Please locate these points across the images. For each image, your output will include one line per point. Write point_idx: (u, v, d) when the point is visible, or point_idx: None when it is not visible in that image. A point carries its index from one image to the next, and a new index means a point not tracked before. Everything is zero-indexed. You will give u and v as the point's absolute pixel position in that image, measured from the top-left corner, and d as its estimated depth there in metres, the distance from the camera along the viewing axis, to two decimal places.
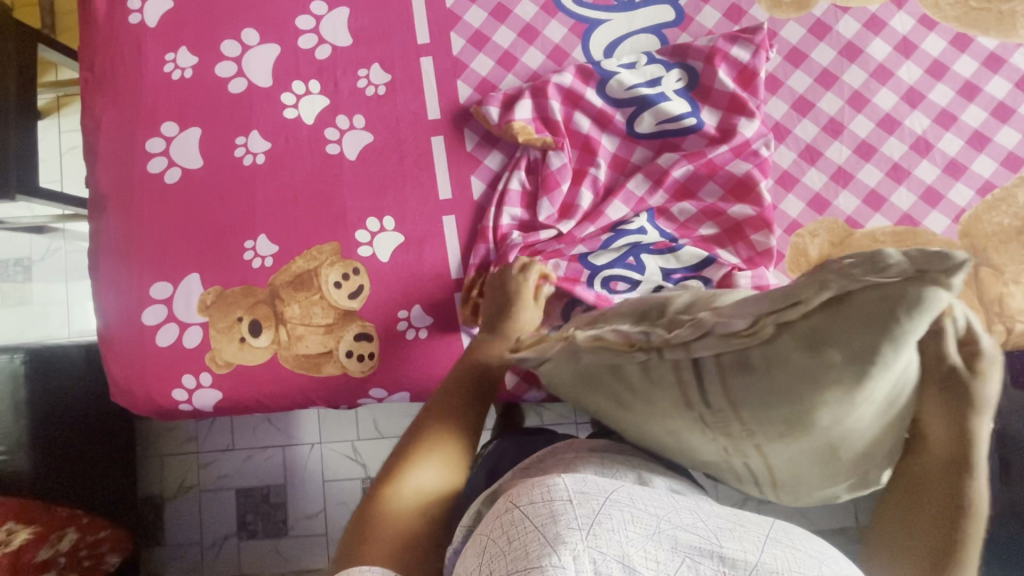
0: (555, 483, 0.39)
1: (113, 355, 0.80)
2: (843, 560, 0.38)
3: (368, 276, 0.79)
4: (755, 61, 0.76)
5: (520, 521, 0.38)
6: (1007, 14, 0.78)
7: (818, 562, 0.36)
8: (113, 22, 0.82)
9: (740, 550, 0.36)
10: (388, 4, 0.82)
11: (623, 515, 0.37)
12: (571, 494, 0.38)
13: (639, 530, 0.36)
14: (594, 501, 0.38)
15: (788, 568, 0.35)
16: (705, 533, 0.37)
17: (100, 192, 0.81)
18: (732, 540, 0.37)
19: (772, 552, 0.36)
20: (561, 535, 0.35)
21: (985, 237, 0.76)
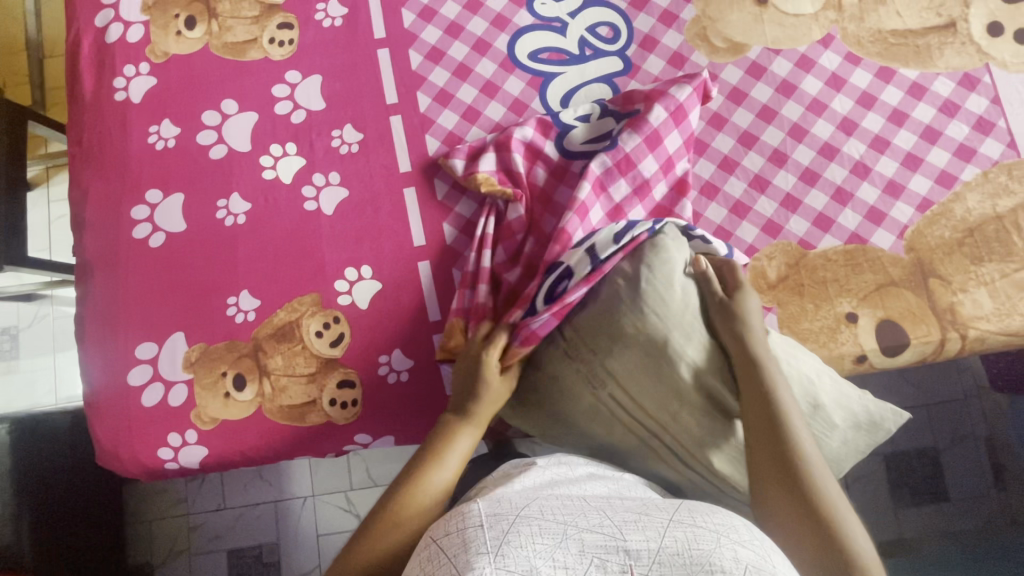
0: (467, 511, 0.46)
1: (100, 419, 0.81)
2: (742, 525, 0.46)
3: (348, 323, 0.82)
4: (688, 100, 0.81)
5: (436, 555, 0.44)
6: (924, 47, 0.85)
7: (716, 534, 0.44)
8: (100, 100, 0.87)
9: (641, 541, 0.43)
10: (357, 69, 0.88)
11: (532, 530, 0.44)
12: (483, 518, 0.45)
13: (544, 539, 0.43)
14: (504, 521, 0.44)
15: (686, 546, 0.43)
16: (610, 533, 0.44)
17: (86, 260, 0.84)
18: (636, 532, 0.44)
19: (673, 535, 0.44)
20: (471, 563, 0.41)
21: (930, 250, 0.81)
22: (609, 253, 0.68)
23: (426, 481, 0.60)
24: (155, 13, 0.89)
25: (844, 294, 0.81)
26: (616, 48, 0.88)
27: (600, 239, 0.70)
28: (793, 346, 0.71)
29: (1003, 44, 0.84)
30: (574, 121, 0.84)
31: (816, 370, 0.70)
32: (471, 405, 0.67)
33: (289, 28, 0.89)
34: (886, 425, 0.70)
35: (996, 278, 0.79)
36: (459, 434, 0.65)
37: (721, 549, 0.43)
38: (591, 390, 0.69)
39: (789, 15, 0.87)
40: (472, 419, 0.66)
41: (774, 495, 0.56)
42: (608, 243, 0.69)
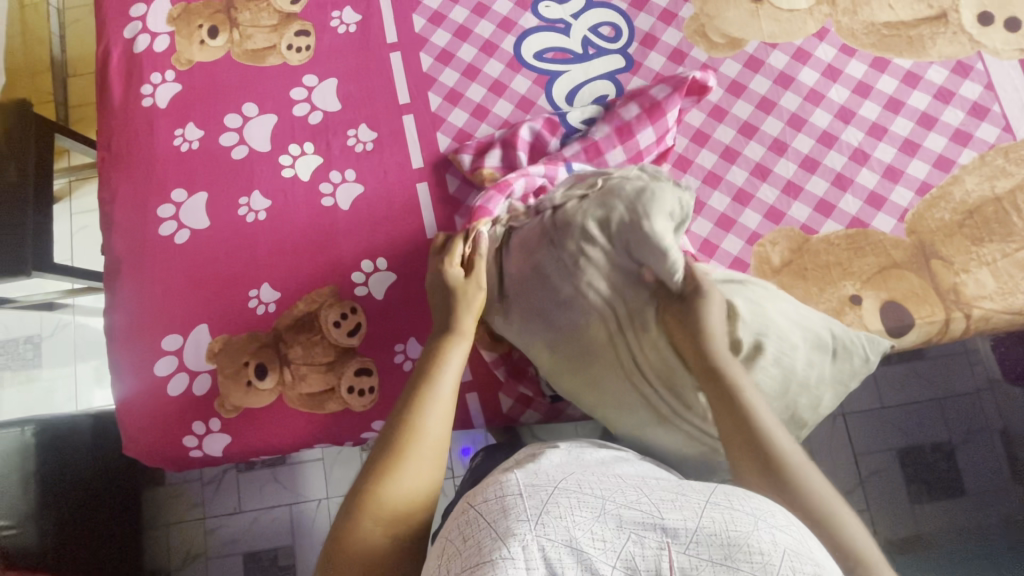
0: (507, 482, 0.48)
1: (126, 409, 0.84)
2: (778, 510, 0.46)
3: (364, 313, 0.85)
4: (668, 99, 0.84)
5: (475, 519, 0.46)
6: (916, 38, 0.88)
7: (753, 517, 0.44)
8: (128, 107, 0.92)
9: (679, 519, 0.44)
10: (371, 72, 0.92)
11: (570, 503, 0.45)
12: (522, 489, 0.47)
13: (583, 512, 0.45)
14: (542, 493, 0.46)
15: (722, 527, 0.43)
16: (648, 511, 0.45)
17: (114, 258, 0.88)
18: (672, 511, 0.45)
19: (710, 516, 0.44)
20: (511, 528, 0.43)
21: (931, 232, 0.83)
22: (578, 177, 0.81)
23: (429, 402, 0.61)
24: (180, 25, 0.94)
25: (848, 277, 0.82)
26: (618, 46, 0.92)
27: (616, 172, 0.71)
28: (739, 281, 0.74)
29: (995, 32, 0.87)
30: (579, 123, 0.88)
31: (765, 294, 0.72)
32: (455, 321, 0.67)
33: (306, 35, 0.93)
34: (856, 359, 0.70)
35: (997, 258, 0.80)
36: (449, 348, 0.65)
37: (759, 533, 0.43)
38: (570, 284, 0.68)
39: (784, 10, 0.90)
40: (461, 333, 0.67)
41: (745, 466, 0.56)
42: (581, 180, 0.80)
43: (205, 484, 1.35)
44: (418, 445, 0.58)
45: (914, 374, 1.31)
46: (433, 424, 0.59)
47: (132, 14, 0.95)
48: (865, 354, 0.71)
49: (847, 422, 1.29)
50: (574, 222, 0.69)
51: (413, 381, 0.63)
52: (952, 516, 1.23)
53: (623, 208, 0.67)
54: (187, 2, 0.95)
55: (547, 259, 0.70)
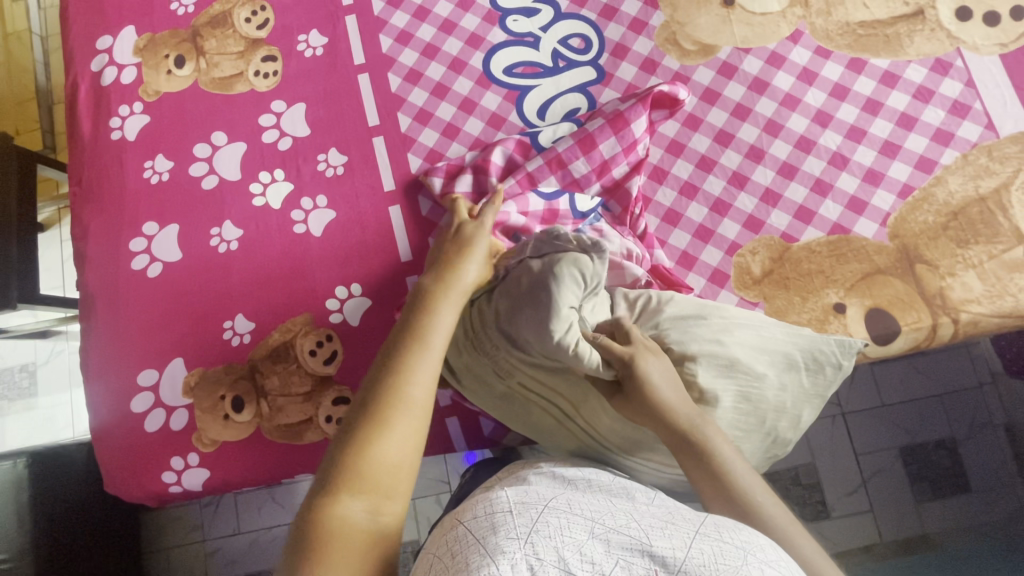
0: (497, 498, 0.47)
1: (105, 446, 0.83)
2: (771, 549, 0.45)
3: (341, 340, 0.84)
4: (629, 110, 0.83)
5: (464, 536, 0.44)
6: (893, 36, 0.86)
7: (743, 552, 0.43)
8: (98, 140, 0.91)
9: (668, 548, 0.42)
10: (339, 95, 0.91)
11: (559, 522, 0.44)
12: (512, 506, 0.46)
13: (574, 532, 0.43)
14: (533, 511, 0.45)
15: (712, 559, 0.42)
16: (636, 536, 0.44)
17: (88, 293, 0.88)
18: (662, 539, 0.43)
19: (699, 547, 0.43)
20: (499, 545, 0.42)
21: (915, 235, 0.81)
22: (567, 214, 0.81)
23: (412, 365, 0.54)
24: (147, 55, 0.93)
25: (831, 285, 0.80)
26: (589, 57, 0.90)
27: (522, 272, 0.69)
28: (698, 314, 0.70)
29: (974, 27, 0.85)
30: (551, 142, 0.86)
31: (724, 326, 0.69)
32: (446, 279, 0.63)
33: (273, 60, 0.92)
34: (826, 371, 0.68)
35: (984, 259, 0.78)
36: (437, 306, 0.60)
37: (747, 567, 0.42)
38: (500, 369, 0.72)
39: (756, 14, 0.88)
40: (451, 289, 0.63)
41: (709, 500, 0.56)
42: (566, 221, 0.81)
43: (204, 506, 1.34)
44: (400, 415, 0.52)
45: (915, 372, 1.28)
46: (416, 388, 0.53)
47: (100, 46, 0.94)
48: (836, 361, 0.69)
49: (847, 423, 1.27)
50: (489, 323, 0.72)
51: (394, 342, 0.57)
52: (957, 514, 1.20)
53: (527, 297, 0.67)
54: (153, 32, 0.94)
55: (479, 364, 0.74)
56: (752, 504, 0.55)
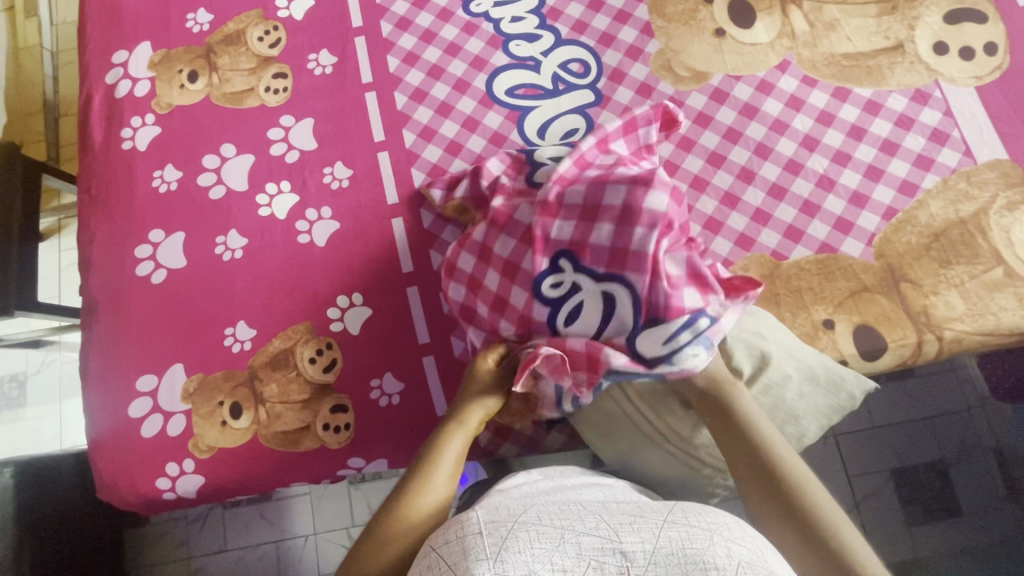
0: (467, 520, 0.51)
1: (100, 451, 0.83)
2: (732, 522, 0.52)
3: (340, 349, 0.85)
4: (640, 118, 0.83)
5: (439, 562, 0.49)
6: (875, 67, 0.91)
7: (709, 533, 0.50)
8: (109, 150, 0.94)
9: (637, 543, 0.49)
10: (346, 112, 0.94)
11: (530, 535, 0.49)
12: (482, 527, 0.50)
13: (544, 543, 0.48)
14: (503, 528, 0.50)
15: (679, 547, 0.48)
16: (606, 536, 0.49)
17: (91, 299, 0.89)
18: (630, 534, 0.50)
19: (667, 536, 0.49)
20: (472, 568, 0.46)
21: (899, 256, 0.84)
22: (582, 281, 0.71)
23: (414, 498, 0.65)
24: (161, 69, 0.96)
25: (820, 301, 0.83)
26: (588, 81, 0.94)
27: (589, 300, 0.72)
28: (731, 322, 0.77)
29: (950, 61, 0.89)
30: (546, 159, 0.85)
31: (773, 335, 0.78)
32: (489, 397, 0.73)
33: (283, 77, 0.96)
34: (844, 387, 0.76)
35: (965, 279, 0.81)
36: (447, 442, 0.70)
37: (716, 548, 0.48)
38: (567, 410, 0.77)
39: (746, 44, 0.93)
40: (460, 425, 0.71)
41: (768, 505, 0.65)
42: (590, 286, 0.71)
43: (191, 522, 1.32)
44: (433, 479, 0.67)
45: (905, 395, 1.31)
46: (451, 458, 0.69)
47: (115, 60, 0.98)
48: (853, 392, 0.77)
49: (839, 443, 1.29)
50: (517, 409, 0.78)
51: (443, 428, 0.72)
52: (945, 538, 1.19)
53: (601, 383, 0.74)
54: (168, 47, 0.98)
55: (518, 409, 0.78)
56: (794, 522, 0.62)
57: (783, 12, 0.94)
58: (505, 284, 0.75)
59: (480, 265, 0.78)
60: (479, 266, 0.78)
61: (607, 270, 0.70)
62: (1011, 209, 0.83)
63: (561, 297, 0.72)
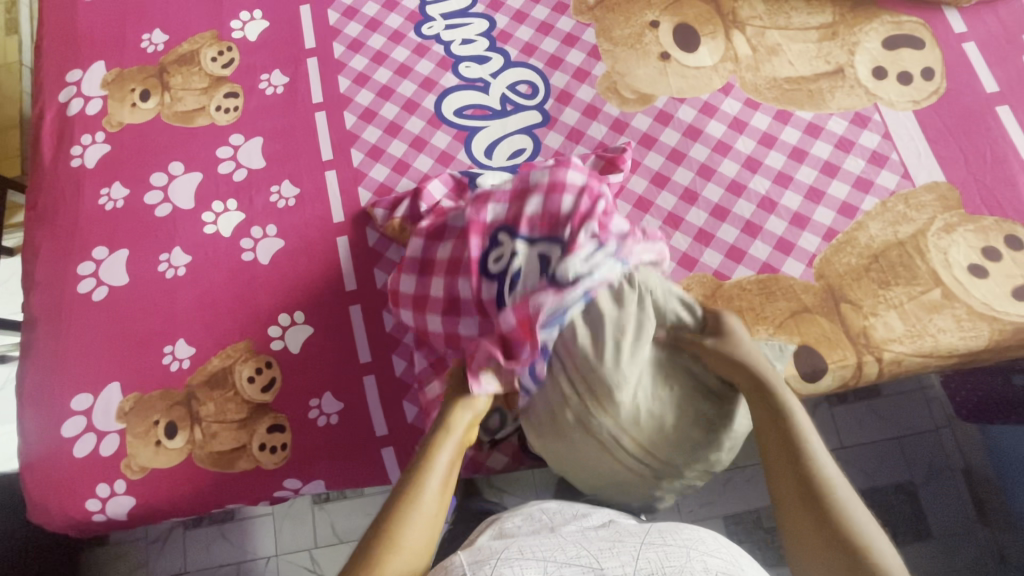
0: (451, 564, 0.48)
1: (31, 472, 0.81)
2: (707, 537, 0.52)
3: (280, 368, 0.84)
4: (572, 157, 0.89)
5: None
6: (817, 91, 0.92)
7: (685, 549, 0.49)
8: (58, 166, 0.94)
9: (618, 566, 0.47)
10: (296, 131, 0.95)
11: (514, 570, 0.46)
12: (467, 568, 0.47)
13: (530, 573, 0.46)
14: (487, 565, 0.47)
15: (658, 565, 0.47)
16: (588, 564, 0.48)
17: (32, 316, 0.88)
18: (611, 559, 0.48)
19: (646, 557, 0.48)
20: None
21: (839, 276, 0.84)
22: (516, 243, 0.69)
23: (406, 521, 0.56)
24: (113, 88, 0.97)
25: (761, 322, 0.83)
26: (535, 102, 0.95)
27: (527, 265, 0.68)
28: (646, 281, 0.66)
29: (889, 85, 0.91)
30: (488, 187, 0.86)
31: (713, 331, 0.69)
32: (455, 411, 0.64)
33: (235, 97, 0.97)
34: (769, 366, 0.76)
35: (904, 300, 0.81)
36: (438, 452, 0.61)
37: (692, 563, 0.48)
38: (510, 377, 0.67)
39: (691, 68, 0.95)
40: (450, 434, 0.62)
41: (790, 503, 0.56)
42: (526, 247, 0.69)
43: (151, 543, 1.29)
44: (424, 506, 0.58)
45: (875, 415, 1.29)
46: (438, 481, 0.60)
47: (69, 79, 0.99)
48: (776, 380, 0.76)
49: None
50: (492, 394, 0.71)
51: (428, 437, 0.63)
52: (920, 562, 1.19)
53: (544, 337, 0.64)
54: (122, 67, 0.99)
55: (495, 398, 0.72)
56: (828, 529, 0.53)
57: (727, 37, 0.95)
58: (454, 274, 0.74)
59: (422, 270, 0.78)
60: (422, 281, 0.78)
61: (542, 233, 0.69)
62: (949, 231, 0.84)
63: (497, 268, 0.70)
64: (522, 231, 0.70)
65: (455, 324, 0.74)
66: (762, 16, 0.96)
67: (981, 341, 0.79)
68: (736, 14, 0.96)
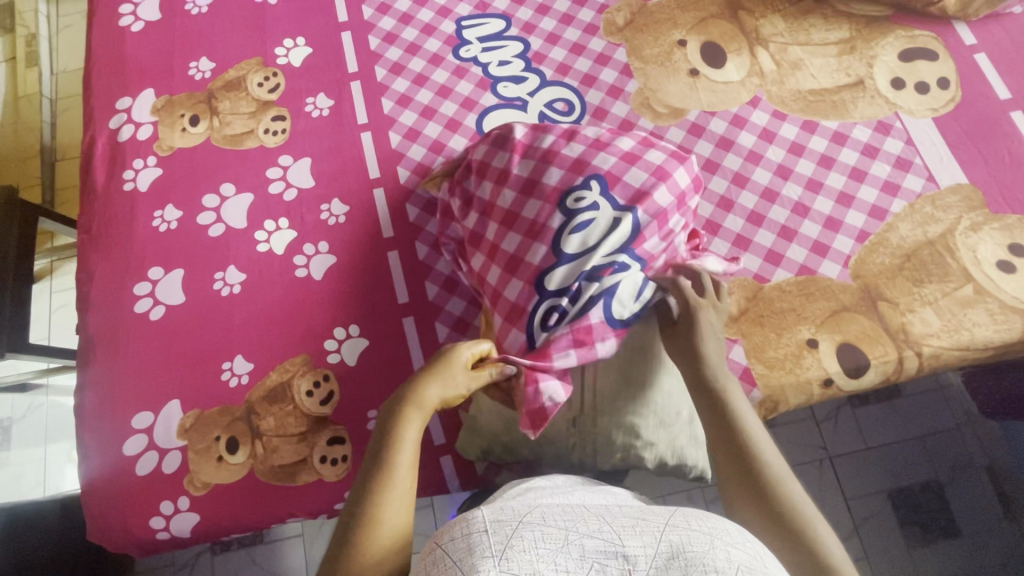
0: (471, 517, 0.46)
1: (92, 492, 0.82)
2: (730, 527, 0.48)
3: (337, 381, 0.86)
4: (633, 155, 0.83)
5: (442, 559, 0.43)
6: (840, 102, 0.97)
7: (709, 537, 0.46)
8: (111, 190, 0.96)
9: (641, 545, 0.44)
10: (342, 151, 0.98)
11: (534, 536, 0.44)
12: (487, 526, 0.45)
13: (548, 544, 0.44)
14: (507, 527, 0.45)
15: (683, 549, 0.44)
16: (608, 538, 0.45)
17: (89, 338, 0.89)
18: (634, 536, 0.45)
19: (670, 539, 0.45)
20: (475, 565, 0.41)
21: (874, 276, 0.88)
22: (588, 208, 0.72)
23: (381, 500, 0.57)
24: (163, 114, 1.00)
25: (802, 321, 0.86)
26: (572, 119, 0.99)
27: (598, 219, 0.71)
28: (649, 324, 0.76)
29: (907, 95, 0.96)
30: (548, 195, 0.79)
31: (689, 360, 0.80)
32: (415, 393, 0.65)
33: (282, 120, 1.00)
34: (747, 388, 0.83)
35: (938, 297, 0.85)
36: (403, 428, 0.62)
37: (716, 553, 0.44)
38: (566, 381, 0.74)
39: (719, 82, 1.00)
40: (418, 408, 0.64)
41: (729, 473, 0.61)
42: (599, 196, 0.72)
43: (180, 569, 1.28)
44: (390, 480, 0.59)
45: (898, 415, 1.32)
46: (401, 458, 0.60)
47: (119, 106, 1.02)
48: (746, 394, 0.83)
49: (835, 466, 1.29)
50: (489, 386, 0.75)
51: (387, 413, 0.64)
52: (953, 558, 1.21)
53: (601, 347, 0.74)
54: (171, 94, 1.02)
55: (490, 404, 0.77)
56: (776, 498, 0.57)
57: (751, 53, 1.01)
58: (542, 211, 0.73)
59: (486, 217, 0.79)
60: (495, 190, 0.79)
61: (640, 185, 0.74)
62: (975, 230, 0.88)
63: (575, 208, 0.72)
64: (605, 192, 0.73)
65: (517, 238, 0.74)
66: (783, 33, 1.01)
67: (1014, 334, 0.82)
68: (759, 32, 1.02)
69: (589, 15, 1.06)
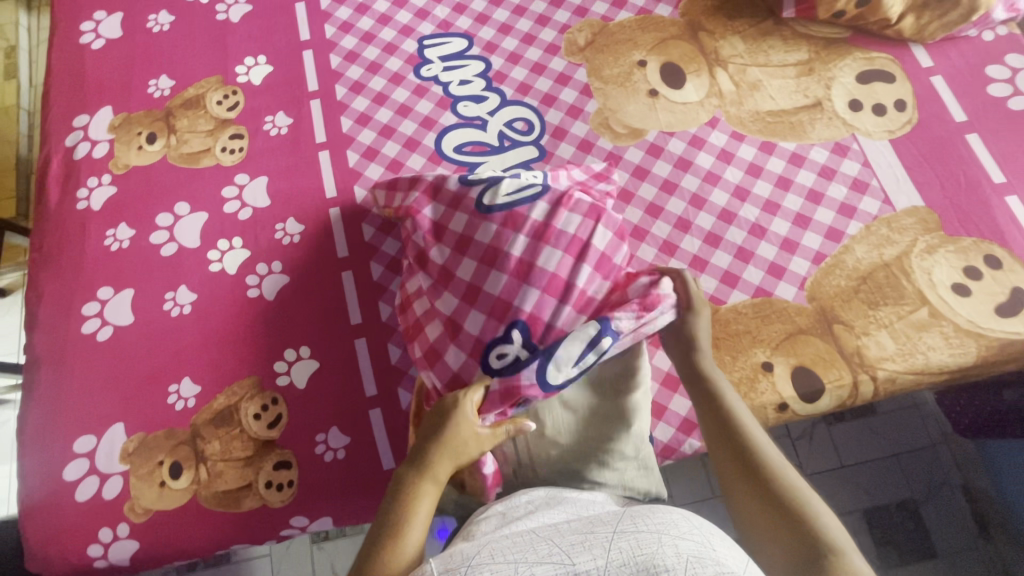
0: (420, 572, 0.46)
1: (30, 518, 0.80)
2: (683, 520, 0.48)
3: (285, 403, 0.85)
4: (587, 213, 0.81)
5: None
6: (798, 123, 0.97)
7: (658, 534, 0.45)
8: (63, 209, 0.95)
9: (589, 561, 0.44)
10: (299, 170, 0.97)
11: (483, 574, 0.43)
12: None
13: None
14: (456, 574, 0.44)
15: (630, 555, 0.44)
16: (558, 561, 0.44)
17: (34, 358, 0.88)
18: (582, 554, 0.45)
19: (618, 547, 0.45)
20: None
21: (830, 298, 0.87)
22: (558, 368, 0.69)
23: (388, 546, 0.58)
24: (120, 132, 1.00)
25: (758, 344, 0.85)
26: (531, 138, 0.99)
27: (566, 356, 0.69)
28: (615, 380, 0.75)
29: (865, 116, 0.96)
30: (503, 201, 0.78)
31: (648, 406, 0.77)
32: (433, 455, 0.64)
33: (240, 138, 0.99)
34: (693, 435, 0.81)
35: (894, 319, 0.84)
36: (417, 496, 0.62)
37: (664, 549, 0.44)
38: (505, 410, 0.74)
39: (678, 103, 1.00)
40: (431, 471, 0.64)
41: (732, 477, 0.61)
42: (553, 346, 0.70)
43: None
44: (402, 530, 0.59)
45: (872, 433, 1.31)
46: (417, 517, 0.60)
47: (76, 123, 1.01)
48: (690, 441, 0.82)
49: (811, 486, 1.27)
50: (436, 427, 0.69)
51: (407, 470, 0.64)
52: None
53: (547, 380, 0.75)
54: (129, 111, 1.02)
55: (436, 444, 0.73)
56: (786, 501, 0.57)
57: (710, 74, 1.01)
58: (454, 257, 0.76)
59: (407, 314, 0.81)
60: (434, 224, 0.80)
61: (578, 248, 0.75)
62: (930, 252, 0.88)
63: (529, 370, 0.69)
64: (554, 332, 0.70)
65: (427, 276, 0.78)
66: (743, 54, 1.02)
67: (970, 357, 0.82)
68: (718, 53, 1.02)
69: (551, 35, 1.06)
